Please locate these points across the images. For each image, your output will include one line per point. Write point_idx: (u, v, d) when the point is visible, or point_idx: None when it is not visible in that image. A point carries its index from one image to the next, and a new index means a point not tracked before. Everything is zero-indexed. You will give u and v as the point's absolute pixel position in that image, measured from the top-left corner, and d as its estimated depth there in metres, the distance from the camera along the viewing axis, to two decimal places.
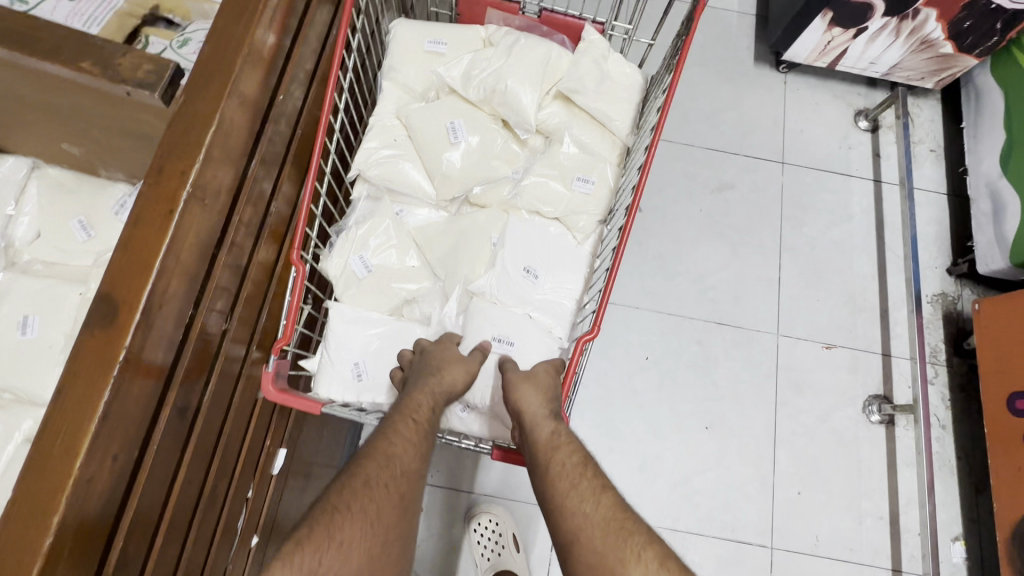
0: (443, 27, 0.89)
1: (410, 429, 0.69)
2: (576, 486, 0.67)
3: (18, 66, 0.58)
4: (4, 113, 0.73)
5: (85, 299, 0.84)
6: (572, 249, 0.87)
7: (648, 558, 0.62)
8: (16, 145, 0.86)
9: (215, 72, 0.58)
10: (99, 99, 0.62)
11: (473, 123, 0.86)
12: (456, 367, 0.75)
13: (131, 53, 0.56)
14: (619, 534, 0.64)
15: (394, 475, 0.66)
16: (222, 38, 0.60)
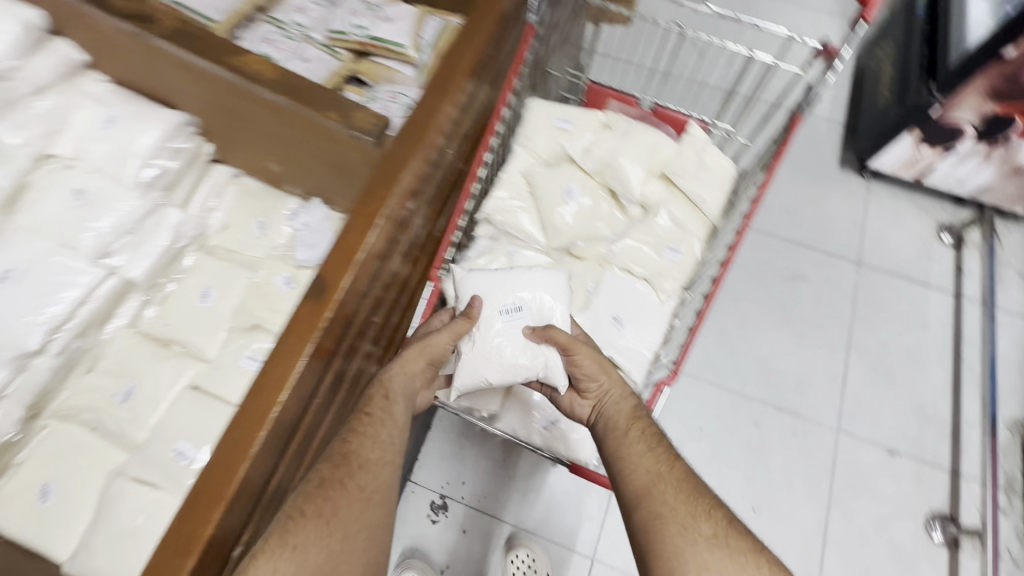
0: (571, 109, 1.07)
1: (374, 427, 0.73)
2: (649, 448, 0.74)
3: (280, 107, 0.82)
4: (241, 136, 0.97)
5: (252, 282, 1.05)
6: (655, 306, 0.98)
7: (719, 518, 0.68)
8: (225, 154, 1.11)
9: (417, 128, 0.79)
10: (325, 134, 0.84)
11: (585, 189, 1.02)
12: (422, 351, 0.79)
13: (362, 110, 0.81)
14: (691, 495, 0.70)
15: (355, 472, 0.69)
16: (424, 106, 0.81)
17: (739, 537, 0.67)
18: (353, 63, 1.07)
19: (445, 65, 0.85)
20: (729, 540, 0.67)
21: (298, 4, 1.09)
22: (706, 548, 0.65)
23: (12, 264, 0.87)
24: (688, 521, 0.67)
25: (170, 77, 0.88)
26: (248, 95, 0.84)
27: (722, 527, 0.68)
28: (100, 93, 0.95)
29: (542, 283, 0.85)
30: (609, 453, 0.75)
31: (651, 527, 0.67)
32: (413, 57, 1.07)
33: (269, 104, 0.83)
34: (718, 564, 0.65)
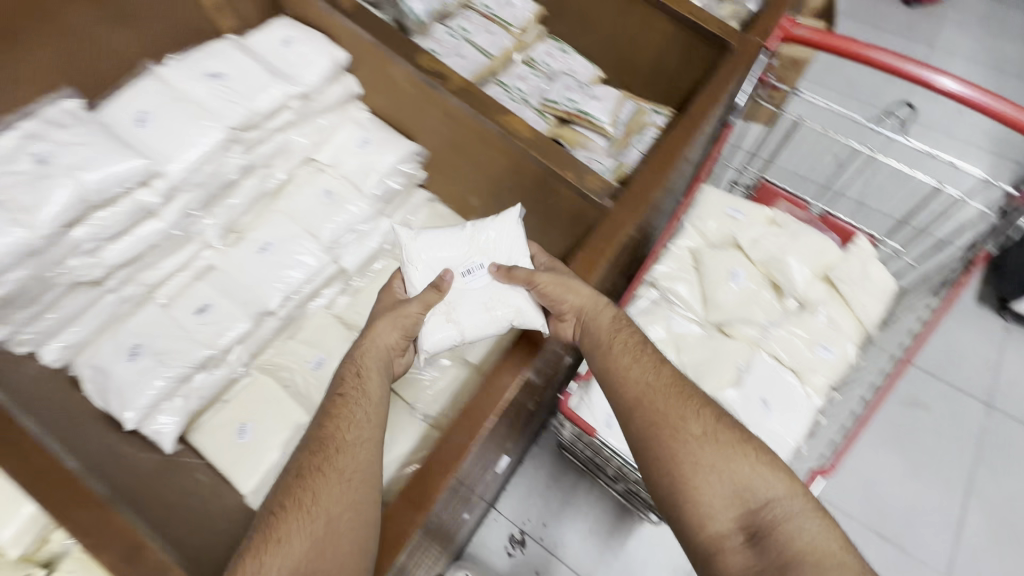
0: (743, 202, 1.16)
1: (348, 407, 0.78)
2: (635, 360, 0.81)
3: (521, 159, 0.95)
4: (463, 172, 1.13)
5: None
6: (803, 398, 1.01)
7: (706, 417, 0.78)
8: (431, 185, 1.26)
9: (635, 202, 0.89)
10: (550, 185, 0.96)
11: (749, 275, 1.10)
12: (389, 320, 0.84)
13: (593, 172, 0.91)
14: (678, 397, 0.79)
15: (333, 455, 0.74)
16: (644, 178, 0.91)
17: (725, 430, 0.77)
18: (556, 127, 1.24)
19: (663, 149, 0.95)
20: (718, 437, 0.76)
21: (520, 73, 1.27)
22: (699, 443, 0.75)
23: (271, 239, 1.06)
24: (678, 424, 0.76)
25: (430, 116, 1.05)
26: (495, 144, 0.98)
27: (710, 426, 0.77)
28: (361, 118, 1.16)
29: (499, 232, 0.90)
30: (599, 370, 0.83)
31: (649, 432, 0.77)
32: (608, 130, 1.21)
33: (511, 154, 0.97)
34: (711, 457, 0.75)
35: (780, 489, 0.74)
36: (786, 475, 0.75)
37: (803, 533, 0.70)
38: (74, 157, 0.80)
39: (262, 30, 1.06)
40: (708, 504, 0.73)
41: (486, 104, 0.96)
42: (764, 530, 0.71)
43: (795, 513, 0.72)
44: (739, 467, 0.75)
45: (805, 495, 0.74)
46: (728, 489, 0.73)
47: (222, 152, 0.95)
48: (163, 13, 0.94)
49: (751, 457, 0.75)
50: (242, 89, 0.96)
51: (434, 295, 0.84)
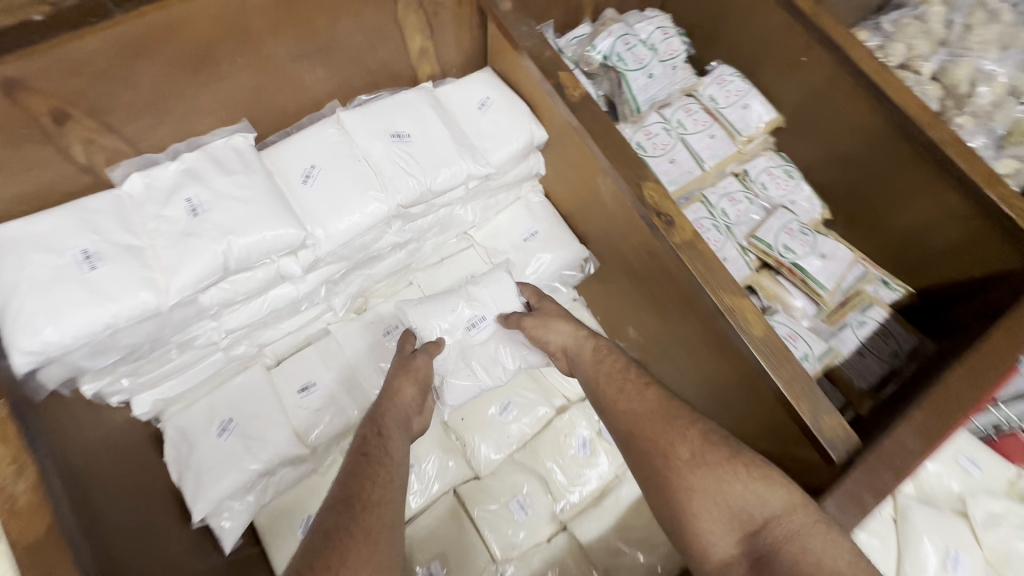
0: (983, 450, 0.88)
1: (372, 467, 0.69)
2: (620, 390, 0.74)
3: (736, 352, 0.72)
4: (637, 303, 0.92)
5: (548, 420, 1.02)
6: None
7: (694, 437, 0.67)
8: (593, 301, 1.06)
9: (887, 472, 0.64)
10: (760, 391, 0.73)
11: (972, 562, 0.81)
12: (402, 375, 0.79)
13: (832, 410, 0.67)
14: (667, 421, 0.69)
15: (359, 515, 0.62)
16: (901, 440, 0.65)
17: (713, 448, 0.66)
18: (756, 271, 1.02)
19: (932, 407, 0.68)
20: (708, 458, 0.65)
21: (730, 189, 1.03)
22: (688, 468, 0.65)
23: (398, 322, 0.91)
24: (667, 449, 0.67)
25: (625, 241, 0.85)
26: (702, 315, 0.75)
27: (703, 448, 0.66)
28: (533, 202, 0.99)
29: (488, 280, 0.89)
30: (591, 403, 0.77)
31: (640, 463, 0.69)
32: (824, 298, 0.98)
33: (723, 337, 0.74)
34: (702, 480, 0.64)
35: (782, 506, 0.61)
36: (781, 482, 0.63)
37: (809, 554, 0.57)
38: (228, 215, 0.68)
39: (461, 84, 0.90)
40: (707, 534, 0.62)
41: (716, 270, 0.71)
42: (768, 555, 0.59)
43: (801, 531, 0.59)
44: (732, 488, 0.63)
45: (810, 508, 0.61)
46: (726, 517, 0.62)
47: (382, 227, 0.81)
48: (366, 53, 0.80)
49: (743, 473, 0.63)
50: (424, 159, 0.80)
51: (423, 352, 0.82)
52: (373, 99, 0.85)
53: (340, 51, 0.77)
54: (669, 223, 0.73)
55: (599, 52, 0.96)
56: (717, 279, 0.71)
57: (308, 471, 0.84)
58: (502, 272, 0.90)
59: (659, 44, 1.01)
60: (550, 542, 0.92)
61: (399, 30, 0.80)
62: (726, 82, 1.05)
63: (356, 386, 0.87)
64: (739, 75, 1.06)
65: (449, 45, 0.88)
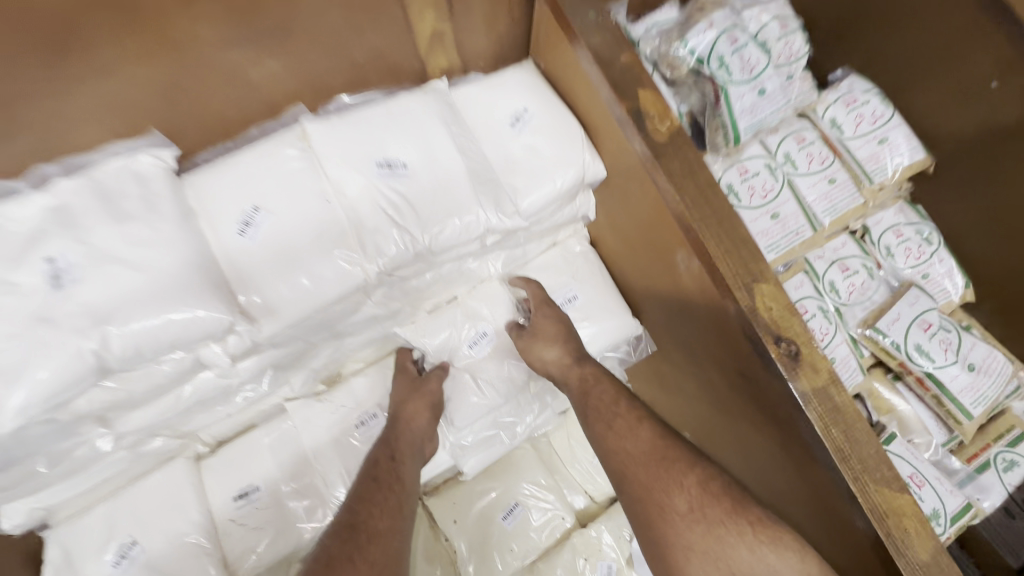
0: None
1: (379, 494, 0.55)
2: (610, 427, 0.56)
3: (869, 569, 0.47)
4: (703, 414, 0.68)
5: (564, 533, 0.80)
6: None
7: (692, 485, 0.49)
8: (642, 384, 0.81)
9: None
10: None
11: None
12: (415, 398, 0.63)
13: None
14: (661, 462, 0.52)
15: (365, 546, 0.49)
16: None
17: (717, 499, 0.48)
18: (868, 373, 0.75)
19: None
20: (710, 512, 0.47)
21: (845, 253, 0.75)
22: (682, 525, 0.48)
23: (377, 408, 0.68)
24: (661, 499, 0.49)
25: (703, 343, 0.59)
26: (817, 490, 0.50)
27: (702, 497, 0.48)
28: (574, 253, 0.73)
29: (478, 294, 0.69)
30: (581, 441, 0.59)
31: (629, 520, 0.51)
32: (961, 426, 0.71)
33: (844, 536, 0.48)
34: (702, 541, 0.46)
35: None
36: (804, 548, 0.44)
37: None
38: (107, 292, 0.44)
39: (490, 86, 0.63)
40: None
41: (859, 446, 0.45)
42: None
43: None
44: (736, 555, 0.45)
45: None
46: None
47: (357, 297, 0.56)
48: (346, 39, 0.53)
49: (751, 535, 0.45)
50: (423, 205, 0.55)
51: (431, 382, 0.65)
52: (359, 102, 0.59)
53: (305, 35, 0.50)
54: (793, 360, 0.46)
55: (692, 52, 0.65)
56: (864, 460, 0.45)
57: None
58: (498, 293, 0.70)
59: (775, 43, 0.69)
60: None
61: (400, 6, 0.53)
62: (857, 103, 0.76)
63: (312, 492, 0.65)
64: (878, 93, 0.77)
65: (477, 28, 0.60)
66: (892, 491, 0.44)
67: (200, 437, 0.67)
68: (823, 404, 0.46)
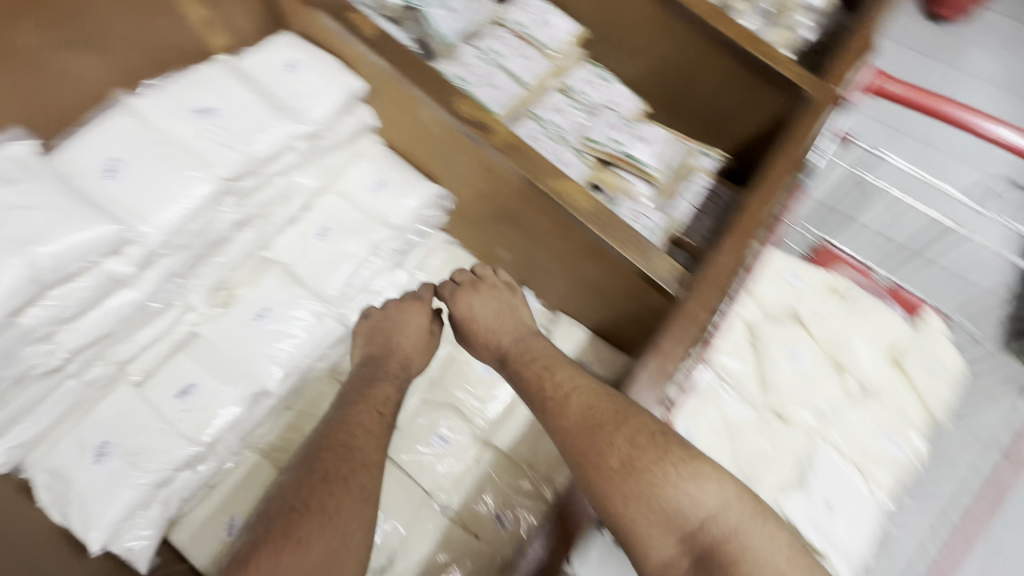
0: (802, 265, 1.05)
1: (351, 421, 0.74)
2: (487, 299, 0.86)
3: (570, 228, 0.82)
4: (492, 222, 0.99)
5: (451, 355, 1.05)
6: (865, 498, 0.91)
7: (621, 442, 0.67)
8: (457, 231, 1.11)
9: (711, 285, 0.77)
10: (606, 263, 0.83)
11: (811, 354, 0.99)
12: (388, 330, 0.86)
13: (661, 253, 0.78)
14: (587, 427, 0.68)
15: (358, 471, 0.69)
16: (722, 262, 0.79)
17: (643, 448, 0.66)
18: (598, 170, 1.08)
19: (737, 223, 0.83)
20: (637, 464, 0.66)
21: (557, 103, 1.12)
22: (619, 479, 0.65)
23: (270, 303, 0.90)
24: (598, 453, 0.67)
25: (463, 164, 0.90)
26: (537, 206, 0.84)
27: (558, 383, 0.73)
28: (376, 154, 1.00)
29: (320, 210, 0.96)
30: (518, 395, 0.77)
31: (538, 405, 0.73)
32: (655, 177, 1.08)
33: (558, 221, 0.83)
34: (634, 486, 0.65)
35: (714, 504, 0.64)
36: (698, 463, 0.66)
37: (749, 555, 0.61)
38: (21, 226, 0.63)
39: (262, 50, 0.89)
40: (648, 543, 0.64)
41: (537, 166, 0.81)
42: (708, 556, 0.62)
43: (737, 531, 0.62)
44: (664, 493, 0.64)
45: (739, 498, 0.65)
46: (660, 521, 0.64)
47: (213, 207, 0.78)
48: (136, 31, 0.78)
49: (672, 474, 0.65)
50: (238, 128, 0.79)
51: (425, 301, 0.90)
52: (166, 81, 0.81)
53: (107, 37, 0.74)
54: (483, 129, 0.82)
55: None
56: (541, 171, 0.81)
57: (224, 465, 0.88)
58: (332, 197, 0.98)
59: None
60: (477, 462, 0.96)
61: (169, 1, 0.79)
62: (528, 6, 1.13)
63: (240, 376, 0.85)
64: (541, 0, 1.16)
65: (238, 12, 0.88)
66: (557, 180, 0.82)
67: (132, 371, 0.83)
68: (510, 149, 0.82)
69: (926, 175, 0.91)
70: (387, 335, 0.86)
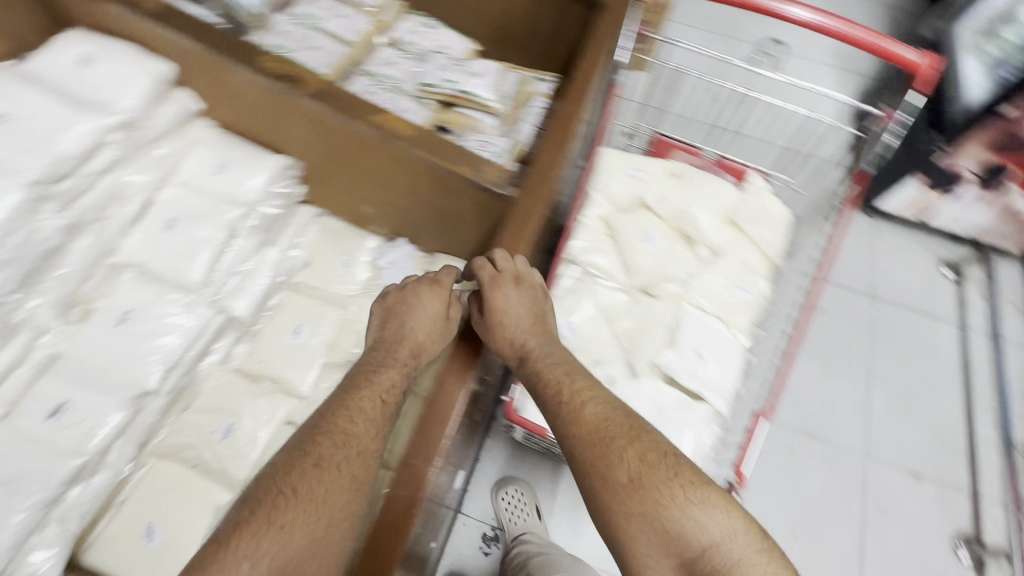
0: (642, 159, 1.17)
1: (350, 413, 0.73)
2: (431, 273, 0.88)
3: (406, 159, 0.90)
4: (345, 180, 1.03)
5: (342, 318, 1.09)
6: (730, 342, 1.05)
7: (630, 459, 0.70)
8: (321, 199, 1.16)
9: (539, 182, 0.88)
10: (451, 186, 0.91)
11: (661, 232, 1.11)
12: (390, 318, 0.85)
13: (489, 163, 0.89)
14: (598, 441, 0.72)
15: (349, 455, 0.70)
16: (545, 159, 0.90)
17: (652, 466, 0.70)
18: (440, 112, 1.13)
19: (556, 124, 0.93)
20: (644, 481, 0.69)
21: (387, 58, 1.16)
22: (625, 493, 0.68)
23: (131, 305, 0.88)
24: (605, 464, 0.71)
25: (297, 125, 0.94)
26: (372, 147, 0.91)
27: (548, 374, 0.79)
28: (210, 137, 0.99)
29: (162, 204, 0.94)
30: (535, 395, 0.79)
31: (545, 398, 0.78)
32: (495, 108, 1.14)
33: (394, 156, 0.91)
34: (638, 503, 0.68)
35: (717, 532, 0.67)
36: (711, 491, 0.70)
37: None
38: None
39: (50, 50, 0.85)
40: (646, 562, 0.67)
41: (357, 108, 0.91)
42: None
43: (736, 562, 0.65)
44: (669, 513, 0.67)
45: (748, 533, 0.68)
46: (662, 541, 0.67)
47: (29, 215, 0.75)
48: None
49: (680, 496, 0.68)
50: (36, 130, 0.76)
51: (445, 285, 0.86)
52: None
53: None
54: (296, 84, 0.90)
55: None
56: (358, 110, 0.90)
57: (125, 473, 0.89)
58: (173, 187, 0.96)
59: None
60: None
61: None
62: None
63: (115, 383, 0.83)
64: None
65: None
66: (380, 118, 0.91)
67: None
68: (326, 97, 0.91)
69: (711, 53, 1.09)
70: (399, 322, 0.84)
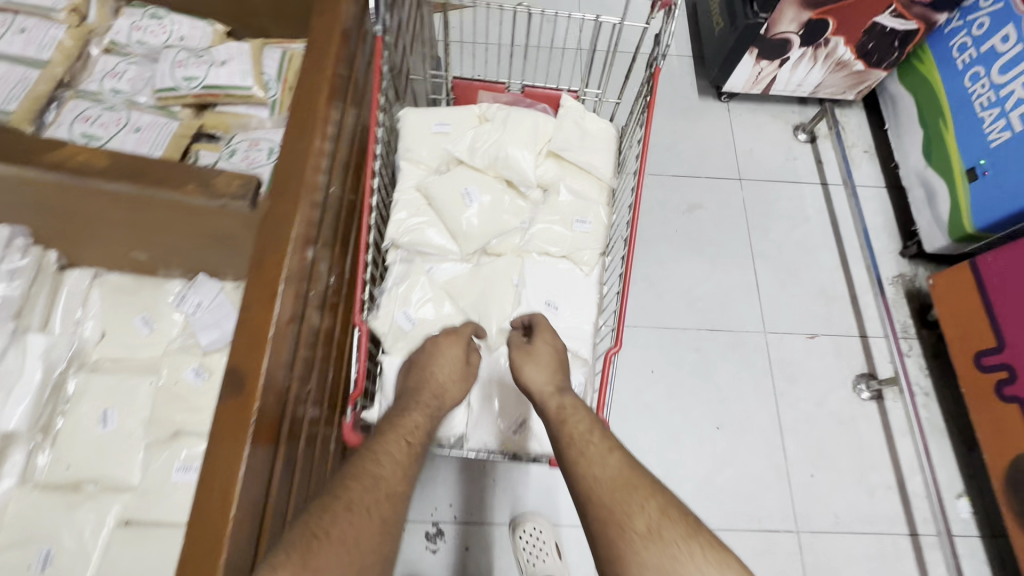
0: (445, 111, 1.06)
1: (373, 462, 0.70)
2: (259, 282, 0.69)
3: (121, 196, 0.74)
4: (89, 233, 0.86)
5: (157, 387, 0.93)
6: (583, 280, 1.00)
7: (649, 511, 0.68)
8: (92, 259, 0.98)
9: (291, 178, 0.73)
10: (194, 211, 0.76)
11: (482, 188, 1.01)
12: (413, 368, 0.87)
13: (223, 173, 0.74)
14: (620, 490, 0.70)
15: (380, 490, 0.68)
16: (293, 147, 0.75)
17: (670, 523, 0.67)
18: (195, 118, 0.97)
19: (300, 100, 0.78)
20: (662, 534, 0.66)
21: (109, 68, 0.96)
22: (642, 543, 0.66)
23: None
24: (622, 517, 0.68)
25: None
26: (78, 192, 0.74)
27: (563, 405, 0.80)
28: None
29: None
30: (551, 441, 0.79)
31: (566, 441, 0.77)
32: (262, 97, 0.98)
33: (106, 195, 0.74)
34: (657, 559, 0.65)
35: None
36: (726, 553, 0.66)
37: None
38: None
39: None
40: None
41: (33, 152, 0.73)
42: None
43: None
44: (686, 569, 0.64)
45: None
46: None
47: None
48: None
49: (697, 555, 0.65)
50: None
51: (460, 332, 0.88)
52: None
53: None
54: None
55: None
56: (34, 153, 0.73)
57: None
58: None
59: None
60: None
61: None
62: None
63: None
64: None
65: None
66: (63, 156, 0.73)
67: None
68: None
69: None
70: (420, 371, 0.85)
